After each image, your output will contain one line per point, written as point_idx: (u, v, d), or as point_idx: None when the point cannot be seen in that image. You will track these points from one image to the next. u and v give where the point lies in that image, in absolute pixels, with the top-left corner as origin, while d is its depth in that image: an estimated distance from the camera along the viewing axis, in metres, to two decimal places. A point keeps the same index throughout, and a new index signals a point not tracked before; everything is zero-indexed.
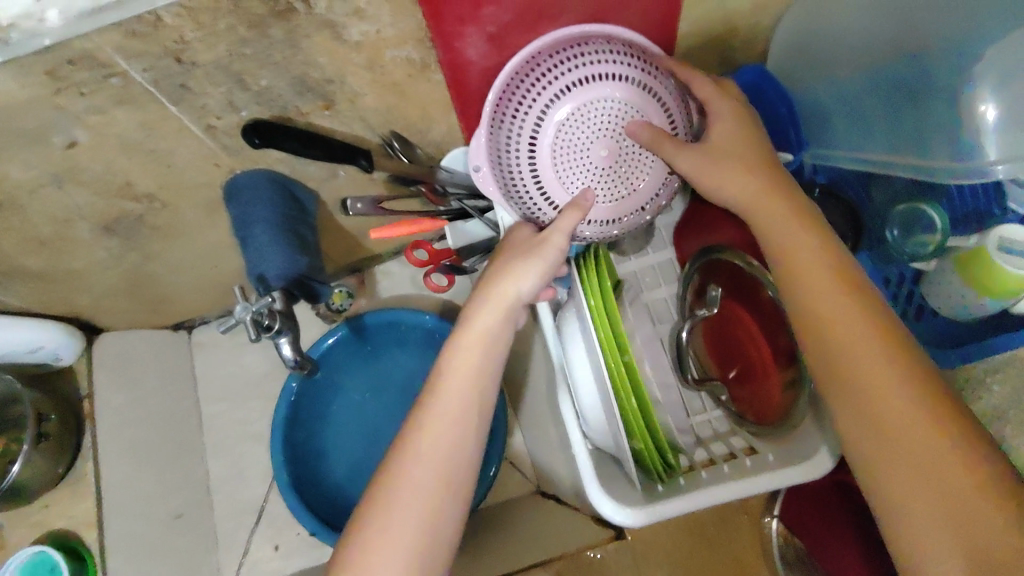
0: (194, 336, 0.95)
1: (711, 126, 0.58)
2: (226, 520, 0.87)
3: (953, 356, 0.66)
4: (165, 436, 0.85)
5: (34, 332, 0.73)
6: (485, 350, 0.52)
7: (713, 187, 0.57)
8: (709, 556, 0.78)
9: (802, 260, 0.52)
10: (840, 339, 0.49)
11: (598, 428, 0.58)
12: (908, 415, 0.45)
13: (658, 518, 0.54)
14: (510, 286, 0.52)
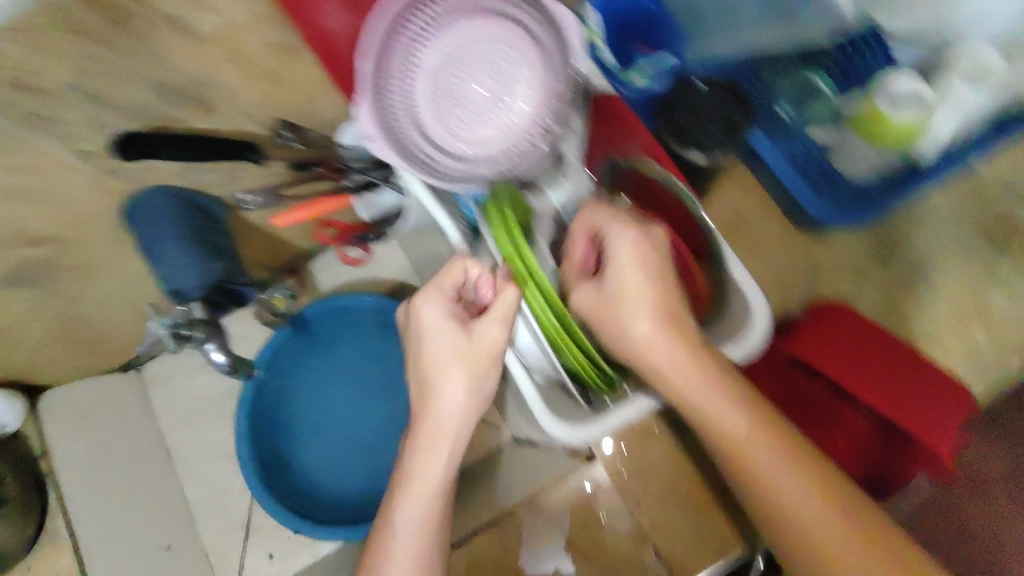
0: (145, 372, 0.92)
1: (613, 270, 0.53)
2: (217, 538, 0.85)
3: (869, 210, 0.68)
4: (138, 474, 0.84)
5: None
6: (435, 491, 0.57)
7: (614, 329, 0.53)
8: None
9: (692, 388, 0.51)
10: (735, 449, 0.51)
11: (531, 355, 0.58)
12: (800, 492, 0.50)
13: (610, 429, 0.54)
14: (450, 429, 0.56)
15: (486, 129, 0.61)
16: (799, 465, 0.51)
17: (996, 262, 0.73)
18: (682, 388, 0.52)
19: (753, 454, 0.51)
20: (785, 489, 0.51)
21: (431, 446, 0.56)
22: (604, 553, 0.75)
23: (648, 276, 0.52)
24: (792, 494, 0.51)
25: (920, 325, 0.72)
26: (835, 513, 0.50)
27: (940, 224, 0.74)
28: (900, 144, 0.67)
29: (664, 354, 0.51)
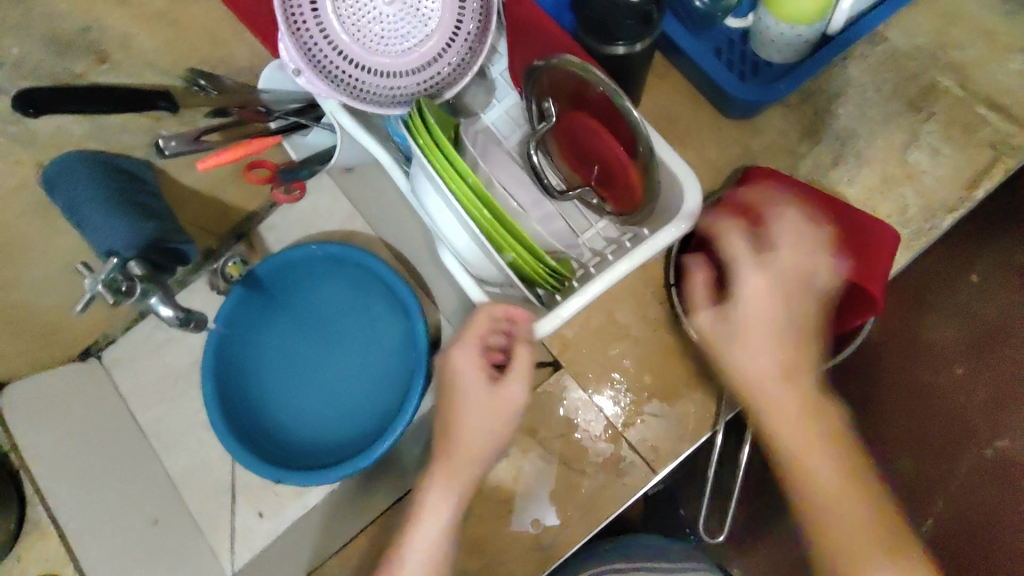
0: (106, 358, 0.93)
1: (743, 295, 0.56)
2: (205, 506, 0.87)
3: (789, 84, 0.69)
4: (113, 455, 0.85)
5: None
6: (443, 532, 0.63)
7: (735, 346, 0.56)
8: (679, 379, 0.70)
9: (785, 400, 0.56)
10: (801, 452, 0.56)
11: (478, 265, 0.58)
12: (851, 506, 0.56)
13: (563, 320, 0.56)
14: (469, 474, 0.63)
15: (396, 39, 0.60)
16: (849, 475, 0.57)
17: (914, 125, 0.75)
18: (780, 411, 0.56)
19: (816, 477, 0.56)
20: (835, 495, 0.56)
21: (450, 482, 0.63)
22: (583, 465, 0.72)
23: (772, 312, 0.56)
24: (841, 496, 0.56)
25: (849, 195, 0.74)
26: (868, 508, 0.56)
27: (856, 96, 0.76)
28: (814, 19, 0.65)
29: (761, 382, 0.56)
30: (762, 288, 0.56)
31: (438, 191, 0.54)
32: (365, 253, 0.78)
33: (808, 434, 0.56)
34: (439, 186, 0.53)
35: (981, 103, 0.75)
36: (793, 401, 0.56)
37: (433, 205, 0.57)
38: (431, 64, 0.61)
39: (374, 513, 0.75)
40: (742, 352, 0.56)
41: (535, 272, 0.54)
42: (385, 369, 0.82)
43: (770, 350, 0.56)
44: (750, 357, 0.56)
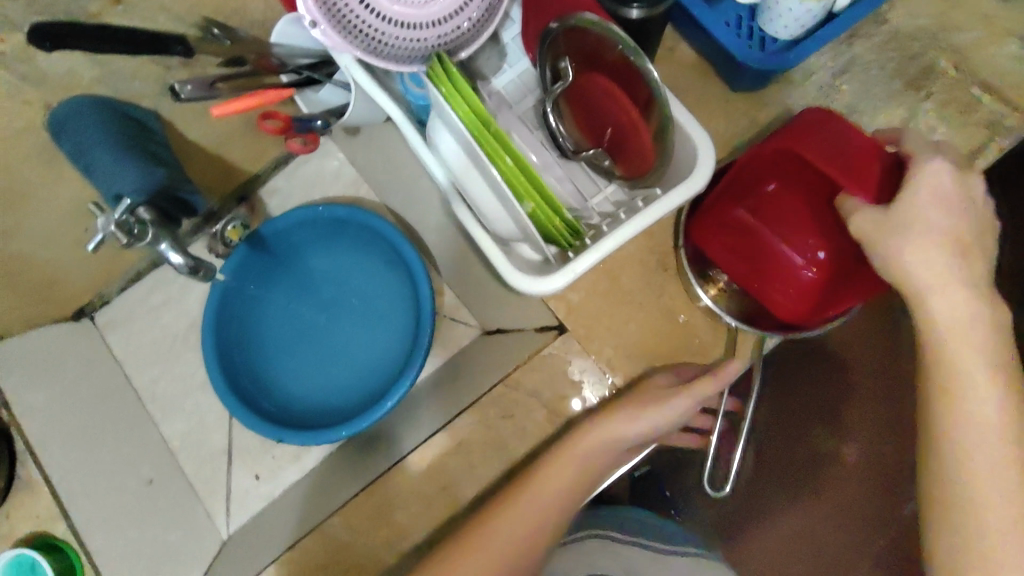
0: (100, 319, 0.92)
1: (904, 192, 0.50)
2: (199, 468, 0.87)
3: (795, 56, 0.70)
4: (106, 416, 0.83)
5: None
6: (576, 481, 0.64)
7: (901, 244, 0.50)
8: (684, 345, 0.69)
9: (951, 307, 0.51)
10: (959, 364, 0.51)
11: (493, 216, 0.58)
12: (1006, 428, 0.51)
13: (575, 275, 0.57)
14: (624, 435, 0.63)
15: None
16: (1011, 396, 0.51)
17: (911, 104, 0.77)
18: (944, 315, 0.51)
19: (964, 394, 0.51)
20: (988, 414, 0.51)
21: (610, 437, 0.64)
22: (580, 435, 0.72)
23: (945, 208, 0.50)
24: (998, 415, 0.51)
25: None
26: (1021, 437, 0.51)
27: (856, 76, 0.78)
28: None
29: (937, 275, 0.50)
30: (946, 179, 0.50)
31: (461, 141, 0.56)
32: (368, 214, 0.79)
33: (969, 342, 0.51)
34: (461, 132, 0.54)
35: (977, 85, 0.77)
36: (959, 308, 0.51)
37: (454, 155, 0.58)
38: (455, 17, 0.61)
39: (369, 476, 0.73)
40: (925, 243, 0.50)
41: (548, 222, 0.55)
42: (388, 330, 0.82)
43: (937, 249, 0.50)
44: (923, 250, 0.50)
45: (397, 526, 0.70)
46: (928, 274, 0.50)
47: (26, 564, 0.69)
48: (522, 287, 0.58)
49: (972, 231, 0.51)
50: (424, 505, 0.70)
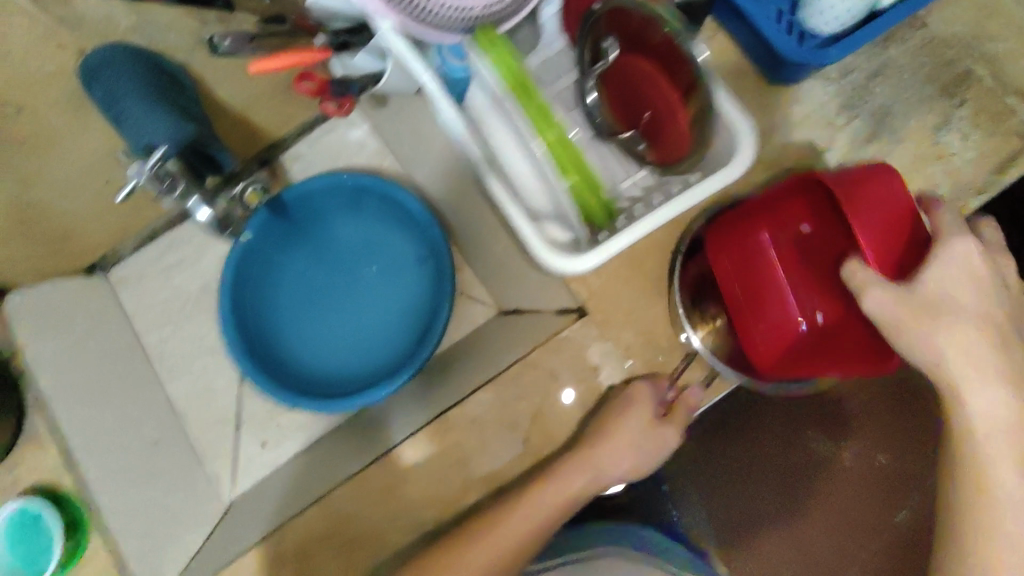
0: (112, 275, 0.91)
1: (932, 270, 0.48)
2: (206, 430, 0.87)
3: (836, 53, 0.69)
4: (114, 373, 0.83)
5: None
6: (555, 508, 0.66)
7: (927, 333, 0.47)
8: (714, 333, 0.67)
9: (986, 391, 0.49)
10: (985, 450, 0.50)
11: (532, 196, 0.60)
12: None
13: (610, 255, 0.56)
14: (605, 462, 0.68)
15: None
16: None
17: (945, 109, 0.76)
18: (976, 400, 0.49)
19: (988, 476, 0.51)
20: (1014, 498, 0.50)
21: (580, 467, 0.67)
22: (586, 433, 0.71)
23: (975, 287, 0.49)
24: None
25: None
26: None
27: (892, 77, 0.77)
28: None
29: (971, 360, 0.48)
30: (973, 258, 0.49)
31: (508, 117, 0.57)
32: (393, 188, 0.79)
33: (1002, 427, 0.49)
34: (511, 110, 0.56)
35: (1011, 95, 0.77)
36: (995, 394, 0.49)
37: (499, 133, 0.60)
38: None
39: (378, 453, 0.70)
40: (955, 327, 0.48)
41: (588, 204, 0.56)
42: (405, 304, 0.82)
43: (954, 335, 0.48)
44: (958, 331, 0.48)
45: (404, 501, 0.68)
46: (959, 359, 0.48)
47: (32, 513, 0.70)
48: (555, 266, 0.56)
49: (998, 309, 0.50)
50: (435, 479, 0.68)
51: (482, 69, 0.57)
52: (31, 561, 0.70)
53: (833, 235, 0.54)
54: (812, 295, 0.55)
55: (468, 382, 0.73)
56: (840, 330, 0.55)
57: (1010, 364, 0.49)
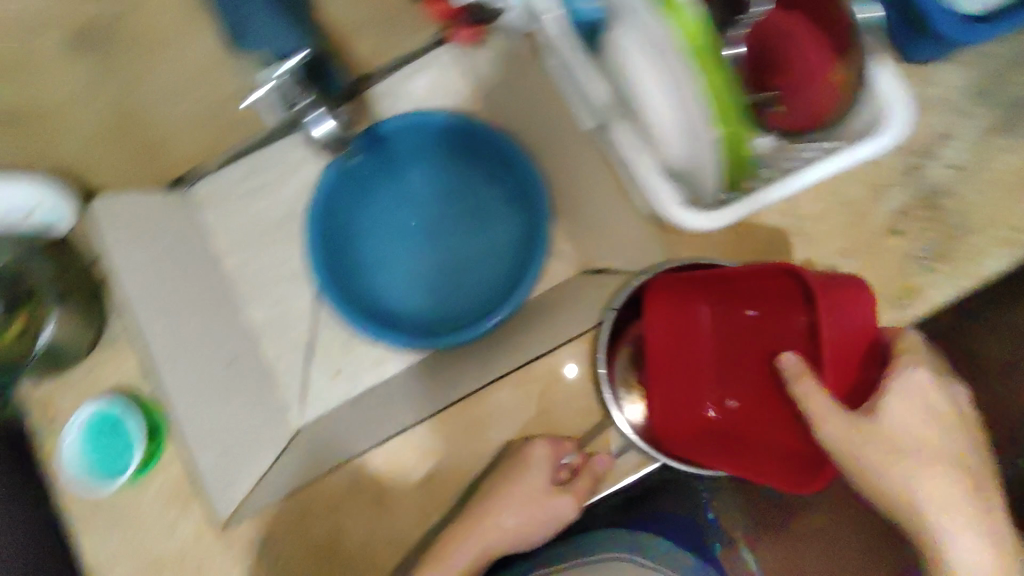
0: (193, 193, 0.90)
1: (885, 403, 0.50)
2: (281, 357, 0.86)
3: (992, 30, 0.57)
4: (192, 289, 0.83)
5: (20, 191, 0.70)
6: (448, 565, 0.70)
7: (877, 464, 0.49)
8: None
9: (951, 517, 0.51)
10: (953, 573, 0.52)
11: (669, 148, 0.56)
12: None
13: (738, 216, 0.53)
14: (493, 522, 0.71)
15: None
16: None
17: None
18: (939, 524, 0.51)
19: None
20: None
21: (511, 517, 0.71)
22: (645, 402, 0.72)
23: (930, 420, 0.51)
24: None
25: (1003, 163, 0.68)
26: None
27: None
28: None
29: (925, 486, 0.51)
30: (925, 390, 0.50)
31: (663, 63, 0.52)
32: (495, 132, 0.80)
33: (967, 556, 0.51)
34: (666, 57, 0.51)
35: None
36: (961, 519, 0.51)
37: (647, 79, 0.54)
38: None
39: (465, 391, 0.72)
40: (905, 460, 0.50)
41: (734, 160, 0.52)
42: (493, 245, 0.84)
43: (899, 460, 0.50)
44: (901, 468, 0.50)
45: (490, 441, 0.71)
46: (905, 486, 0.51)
47: (109, 422, 0.71)
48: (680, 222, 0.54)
49: (943, 442, 0.52)
50: (513, 420, 0.71)
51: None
52: (108, 464, 0.70)
53: (778, 329, 0.55)
54: (732, 378, 0.59)
55: (546, 335, 0.74)
56: (753, 417, 0.58)
57: (976, 497, 0.51)
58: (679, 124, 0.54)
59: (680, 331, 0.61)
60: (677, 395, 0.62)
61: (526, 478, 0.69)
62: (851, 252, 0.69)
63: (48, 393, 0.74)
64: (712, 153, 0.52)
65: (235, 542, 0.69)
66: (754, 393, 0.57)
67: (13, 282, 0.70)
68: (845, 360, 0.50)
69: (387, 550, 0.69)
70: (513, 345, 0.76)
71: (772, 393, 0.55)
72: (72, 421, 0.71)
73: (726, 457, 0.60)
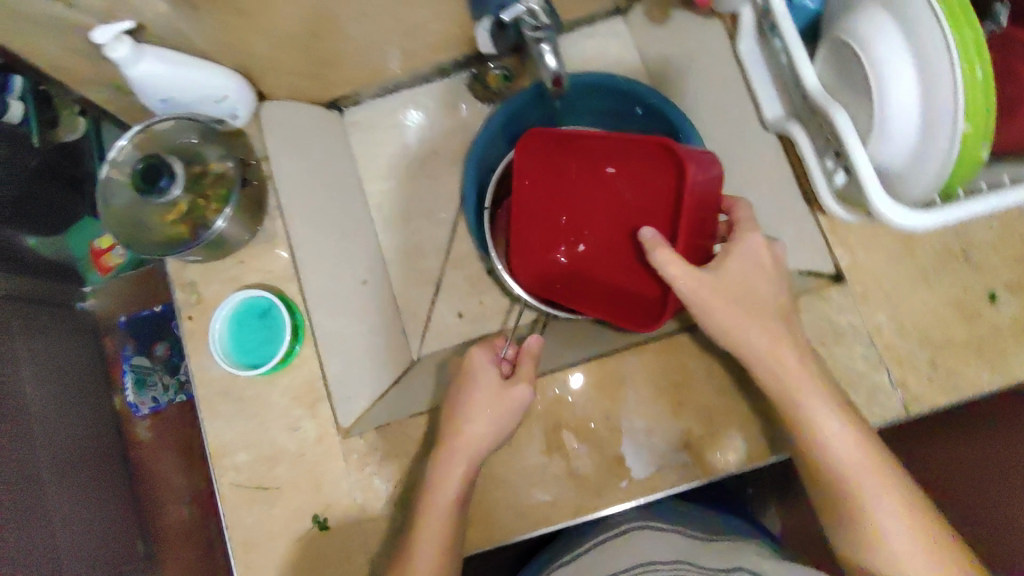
0: (348, 117, 0.92)
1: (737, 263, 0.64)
2: (407, 288, 0.88)
3: None
4: (338, 208, 0.84)
5: (213, 79, 0.71)
6: (448, 461, 0.64)
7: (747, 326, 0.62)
8: (955, 338, 0.70)
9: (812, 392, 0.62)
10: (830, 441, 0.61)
11: (894, 140, 0.56)
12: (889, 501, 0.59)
13: (941, 222, 0.55)
14: (466, 429, 0.65)
15: None
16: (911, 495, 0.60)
17: None
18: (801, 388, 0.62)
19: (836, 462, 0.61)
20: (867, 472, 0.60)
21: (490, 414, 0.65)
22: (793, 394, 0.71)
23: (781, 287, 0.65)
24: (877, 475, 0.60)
25: None
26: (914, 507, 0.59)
27: None
28: None
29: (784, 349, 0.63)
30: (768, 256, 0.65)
31: (916, 49, 0.52)
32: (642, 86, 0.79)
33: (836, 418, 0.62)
34: (929, 54, 0.51)
35: None
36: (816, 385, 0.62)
37: (891, 64, 0.54)
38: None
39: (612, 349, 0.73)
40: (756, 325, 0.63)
41: (967, 156, 0.52)
42: None
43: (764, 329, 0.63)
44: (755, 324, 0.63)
45: (621, 404, 0.71)
46: (767, 353, 0.63)
47: (257, 311, 0.75)
48: (887, 217, 0.56)
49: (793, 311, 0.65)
50: (652, 392, 0.71)
51: None
52: (249, 352, 0.74)
53: (631, 189, 0.74)
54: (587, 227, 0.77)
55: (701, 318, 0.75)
56: (597, 254, 0.77)
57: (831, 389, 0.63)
58: (915, 123, 0.54)
59: (553, 176, 0.75)
60: (542, 233, 0.77)
61: (475, 390, 0.67)
62: (1017, 287, 0.70)
63: (196, 276, 0.77)
64: (952, 145, 0.52)
65: (350, 452, 0.72)
66: (586, 222, 0.77)
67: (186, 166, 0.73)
68: (696, 230, 0.67)
69: (497, 491, 0.69)
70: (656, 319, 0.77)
71: (603, 232, 0.77)
72: (217, 310, 0.74)
73: (577, 290, 0.77)
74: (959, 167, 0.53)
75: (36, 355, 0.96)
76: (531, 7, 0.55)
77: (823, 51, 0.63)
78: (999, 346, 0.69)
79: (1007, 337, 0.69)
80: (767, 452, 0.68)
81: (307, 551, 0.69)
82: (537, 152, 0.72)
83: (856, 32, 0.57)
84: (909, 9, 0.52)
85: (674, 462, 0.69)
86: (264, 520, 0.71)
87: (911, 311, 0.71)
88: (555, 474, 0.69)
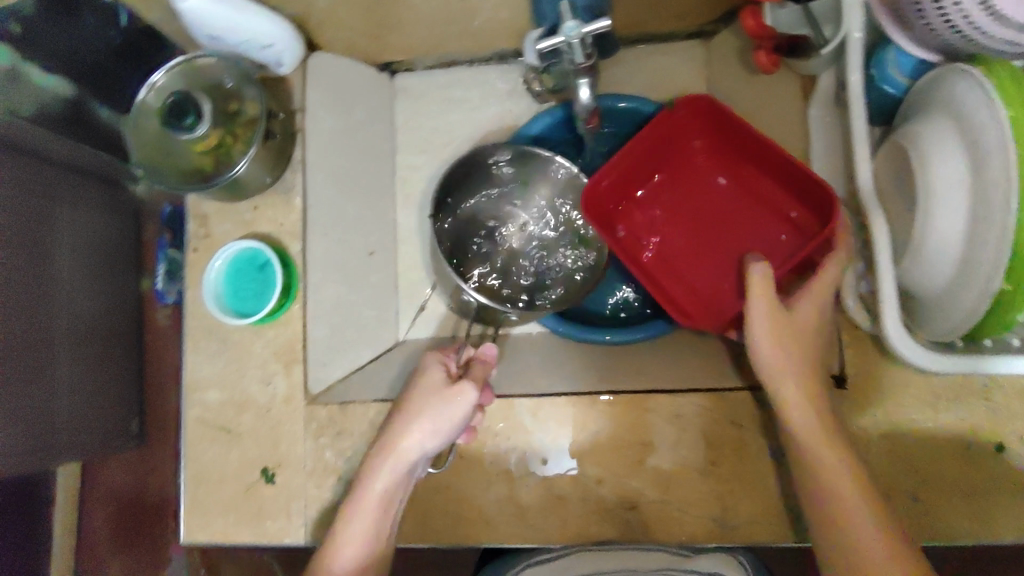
0: (396, 82, 0.91)
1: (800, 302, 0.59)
2: (412, 269, 0.88)
3: None
4: (364, 172, 0.84)
5: (262, 24, 0.70)
6: (383, 495, 0.61)
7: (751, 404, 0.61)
8: (948, 477, 0.63)
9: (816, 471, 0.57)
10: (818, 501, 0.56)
11: (933, 269, 0.51)
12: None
13: (951, 369, 0.52)
14: (392, 456, 0.61)
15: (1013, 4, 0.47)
16: None
17: None
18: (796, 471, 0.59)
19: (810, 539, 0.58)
20: None
21: (396, 461, 0.61)
22: (762, 485, 0.66)
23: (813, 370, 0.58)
24: None
25: None
26: None
27: None
28: None
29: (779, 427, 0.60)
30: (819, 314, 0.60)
31: (978, 182, 0.47)
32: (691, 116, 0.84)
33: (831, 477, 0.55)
34: (988, 196, 0.46)
35: None
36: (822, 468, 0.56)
37: (947, 191, 0.49)
38: None
39: (591, 389, 0.71)
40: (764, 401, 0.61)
41: (1000, 312, 0.47)
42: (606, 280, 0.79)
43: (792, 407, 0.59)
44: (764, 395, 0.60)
45: (579, 445, 0.70)
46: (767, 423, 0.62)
47: (258, 261, 0.76)
48: (898, 348, 0.52)
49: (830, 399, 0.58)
50: (613, 441, 0.69)
51: (987, 114, 0.46)
52: (241, 300, 0.76)
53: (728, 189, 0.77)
54: (667, 195, 0.78)
55: (690, 379, 0.71)
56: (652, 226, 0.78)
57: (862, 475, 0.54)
58: (957, 260, 0.49)
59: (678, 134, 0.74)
60: (638, 169, 0.75)
61: (419, 391, 0.62)
62: None
63: (211, 212, 0.78)
64: (983, 297, 0.47)
65: (311, 416, 0.72)
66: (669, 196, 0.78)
67: (236, 105, 0.75)
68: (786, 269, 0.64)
69: (442, 495, 0.70)
70: (643, 371, 0.74)
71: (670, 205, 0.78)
72: (216, 254, 0.75)
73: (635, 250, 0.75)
74: (992, 319, 0.48)
75: (67, 227, 0.83)
76: (571, 43, 0.53)
77: (885, 149, 0.57)
78: (995, 497, 0.62)
79: (1005, 487, 0.62)
80: (710, 534, 0.66)
81: (251, 499, 0.71)
82: (689, 109, 0.71)
83: (923, 143, 0.51)
84: (982, 136, 0.46)
85: (617, 515, 0.68)
86: (220, 459, 0.73)
87: (910, 435, 0.65)
88: (498, 495, 0.69)
